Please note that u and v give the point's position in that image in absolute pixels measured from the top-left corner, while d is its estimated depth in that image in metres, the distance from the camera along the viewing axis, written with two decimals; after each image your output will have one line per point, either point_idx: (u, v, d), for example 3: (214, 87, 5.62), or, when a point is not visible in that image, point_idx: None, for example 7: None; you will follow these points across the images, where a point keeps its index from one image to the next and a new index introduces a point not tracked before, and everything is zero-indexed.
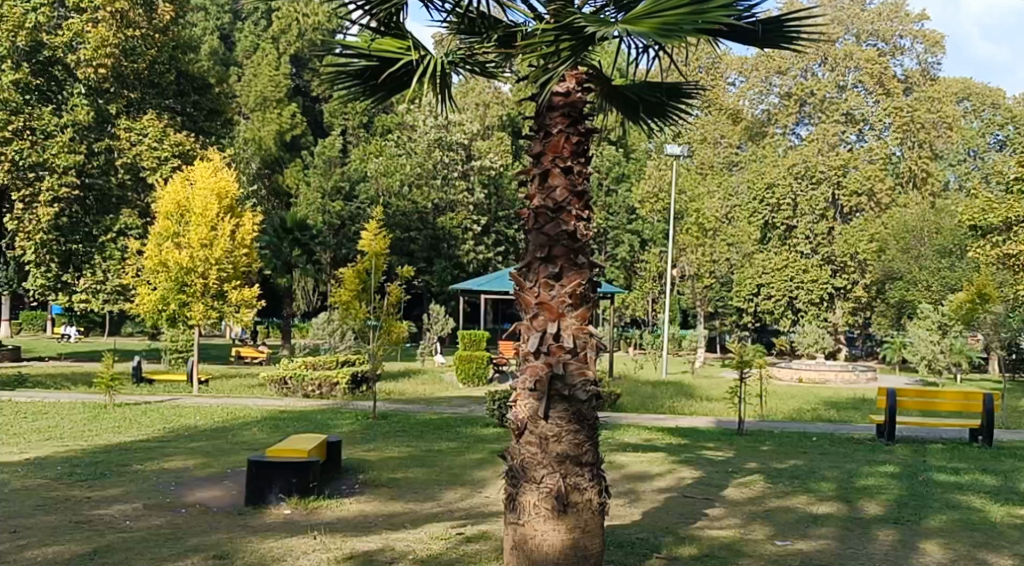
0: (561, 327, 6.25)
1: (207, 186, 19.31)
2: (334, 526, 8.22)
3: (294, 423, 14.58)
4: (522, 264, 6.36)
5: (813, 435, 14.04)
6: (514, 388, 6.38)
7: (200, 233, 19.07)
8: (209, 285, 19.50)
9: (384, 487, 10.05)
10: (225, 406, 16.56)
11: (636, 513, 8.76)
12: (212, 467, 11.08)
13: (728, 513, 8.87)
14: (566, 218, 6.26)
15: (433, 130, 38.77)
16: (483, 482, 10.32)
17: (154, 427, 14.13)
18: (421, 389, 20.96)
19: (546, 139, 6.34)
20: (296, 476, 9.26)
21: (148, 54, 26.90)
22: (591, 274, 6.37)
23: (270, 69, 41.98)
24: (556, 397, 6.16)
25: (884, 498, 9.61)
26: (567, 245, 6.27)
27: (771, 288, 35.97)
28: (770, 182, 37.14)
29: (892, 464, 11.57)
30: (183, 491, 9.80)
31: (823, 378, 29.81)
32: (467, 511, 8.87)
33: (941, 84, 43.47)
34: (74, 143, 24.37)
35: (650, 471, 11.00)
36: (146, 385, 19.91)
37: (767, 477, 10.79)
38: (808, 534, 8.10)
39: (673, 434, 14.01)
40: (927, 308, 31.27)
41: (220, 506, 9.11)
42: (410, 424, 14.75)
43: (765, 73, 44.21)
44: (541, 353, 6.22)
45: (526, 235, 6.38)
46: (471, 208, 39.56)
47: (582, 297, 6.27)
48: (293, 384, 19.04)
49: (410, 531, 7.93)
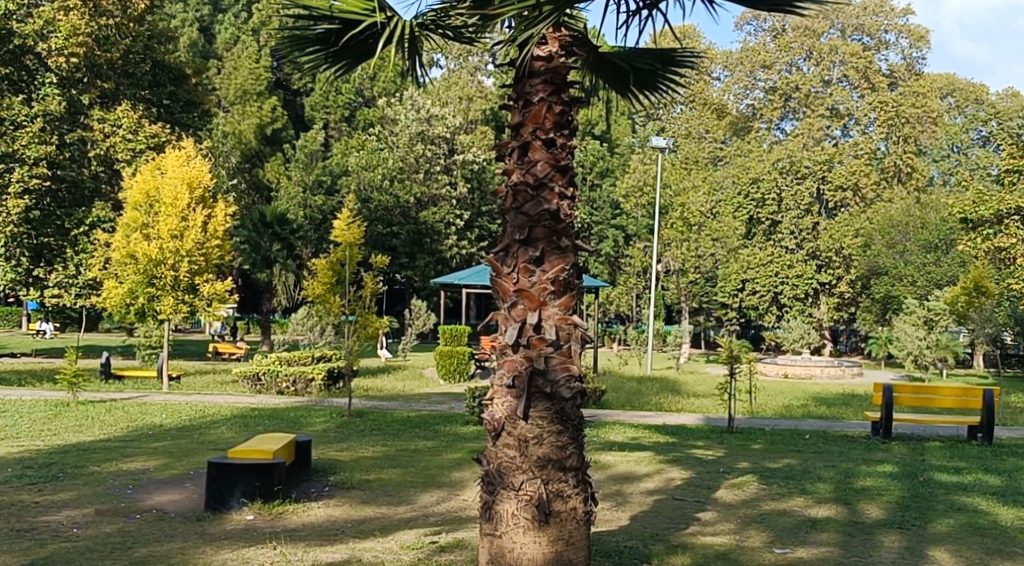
0: (543, 317, 5.64)
1: (178, 175, 18.66)
2: (297, 534, 7.59)
3: (267, 421, 13.96)
4: (498, 248, 5.76)
5: (806, 433, 13.53)
6: (490, 386, 5.79)
7: (170, 223, 18.38)
8: (179, 278, 18.78)
9: (355, 489, 9.44)
10: (195, 403, 15.91)
11: (623, 517, 8.18)
12: (174, 469, 10.44)
13: (722, 518, 8.31)
14: (547, 196, 5.68)
15: (415, 124, 38.13)
16: (462, 484, 9.73)
17: (117, 426, 13.43)
18: (401, 386, 20.35)
19: (525, 109, 5.75)
20: (260, 480, 8.66)
21: (120, 44, 26.29)
22: (576, 258, 5.79)
23: (250, 61, 41.20)
24: (536, 395, 5.57)
25: (885, 501, 9.07)
26: (549, 227, 5.67)
27: (756, 283, 35.09)
28: (754, 176, 36.53)
29: (890, 463, 11.05)
30: (139, 495, 9.16)
31: (808, 373, 29.32)
32: (443, 516, 8.29)
33: (926, 78, 43.05)
34: (45, 134, 23.44)
35: (637, 471, 10.43)
36: (114, 382, 19.18)
37: (760, 477, 10.25)
38: (808, 541, 7.55)
39: (660, 432, 13.47)
40: (913, 304, 30.79)
41: (178, 512, 8.49)
42: (387, 422, 14.15)
43: (750, 68, 43.77)
44: (519, 347, 5.63)
45: (504, 214, 5.78)
46: (454, 202, 38.82)
47: (565, 284, 5.68)
48: (267, 380, 18.39)
49: (380, 540, 7.31)
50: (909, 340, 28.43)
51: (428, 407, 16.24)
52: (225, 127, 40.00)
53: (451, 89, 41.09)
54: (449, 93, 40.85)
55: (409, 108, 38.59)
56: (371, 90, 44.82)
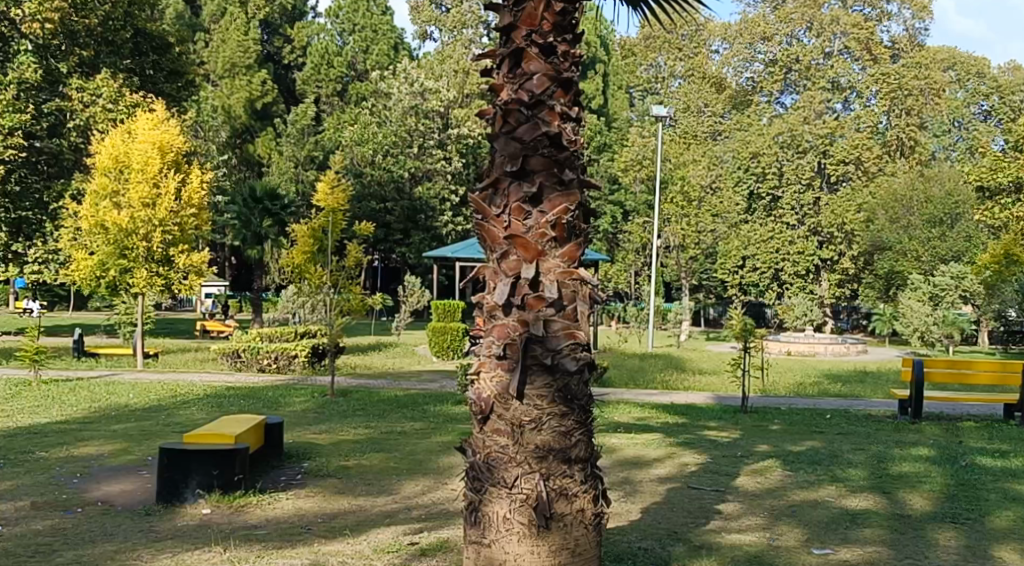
0: (541, 271, 4.52)
1: (149, 139, 17.59)
2: (254, 533, 6.50)
3: (242, 400, 12.89)
4: (486, 183, 4.64)
5: (827, 412, 12.44)
6: (474, 359, 4.68)
7: (141, 190, 17.27)
8: (152, 249, 17.71)
9: (330, 478, 8.36)
10: (167, 381, 14.85)
11: (634, 511, 7.12)
12: (130, 454, 9.37)
13: (747, 511, 7.25)
14: (547, 116, 4.57)
15: (409, 97, 36.78)
16: (451, 471, 8.66)
17: (78, 407, 12.33)
18: (392, 364, 19.28)
19: (517, 8, 4.64)
20: (218, 468, 7.55)
21: (101, 9, 24.78)
22: (582, 197, 4.68)
23: (239, 34, 40.04)
24: (533, 366, 4.47)
25: (928, 490, 8.03)
26: (548, 155, 4.56)
27: (756, 260, 34.00)
28: (754, 150, 35.36)
29: (926, 446, 9.99)
30: (86, 485, 8.10)
31: (812, 350, 28.31)
32: (428, 509, 7.24)
33: (930, 50, 41.83)
34: (19, 101, 21.54)
35: (645, 456, 9.37)
36: (87, 359, 18.09)
37: (784, 462, 9.18)
38: (851, 538, 6.50)
39: (668, 412, 12.40)
40: (917, 278, 29.74)
41: (125, 505, 7.42)
42: (373, 401, 13.09)
43: (750, 39, 42.31)
44: (513, 308, 4.53)
45: (492, 140, 4.66)
46: (449, 177, 37.20)
47: (569, 229, 4.57)
48: (247, 357, 17.27)
49: (350, 541, 6.24)
50: (915, 316, 27.65)
51: (418, 386, 15.23)
52: (214, 102, 38.69)
53: (446, 62, 39.59)
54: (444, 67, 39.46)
55: (403, 82, 37.31)
56: (364, 63, 43.72)
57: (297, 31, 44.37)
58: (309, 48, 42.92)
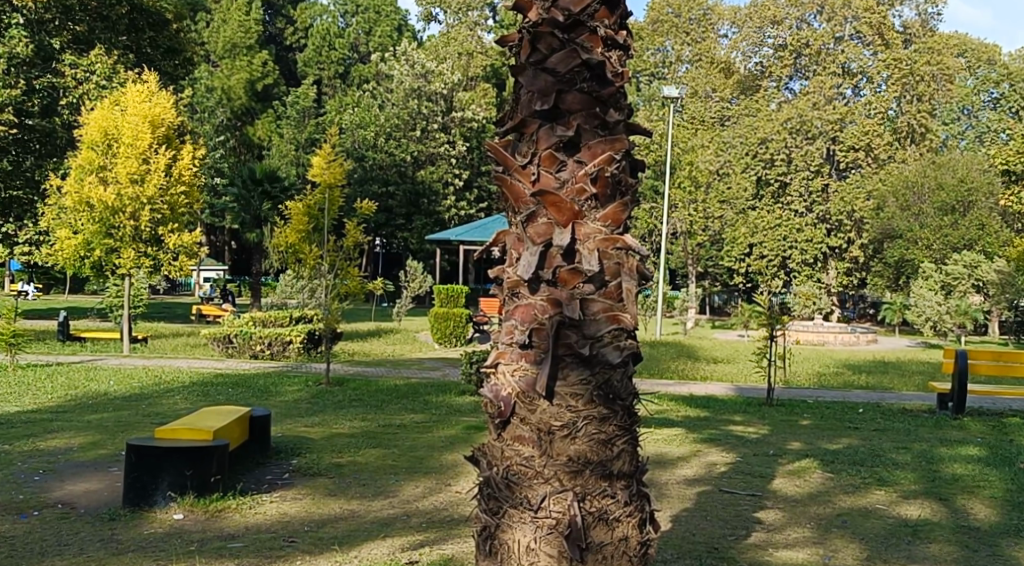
0: (579, 237, 3.66)
1: (138, 112, 16.69)
2: (228, 546, 5.64)
3: (228, 389, 12.03)
4: (509, 127, 3.80)
5: (859, 406, 11.55)
6: (491, 347, 3.81)
7: (128, 164, 16.35)
8: (140, 228, 16.88)
9: (321, 477, 7.50)
10: (152, 367, 14.02)
11: (663, 520, 6.27)
12: (103, 448, 8.52)
13: (790, 520, 6.40)
14: (587, 42, 3.73)
15: (411, 79, 35.96)
16: (457, 470, 7.79)
17: (53, 394, 11.49)
18: (391, 351, 18.45)
19: None
20: (192, 468, 6.68)
21: None
22: (629, 145, 3.82)
23: (240, 14, 39.02)
24: (566, 358, 3.60)
25: (988, 496, 7.18)
26: (588, 91, 3.71)
27: (764, 247, 32.96)
28: (762, 136, 34.18)
29: (975, 445, 9.13)
30: (48, 484, 7.23)
31: (821, 339, 27.37)
32: (429, 516, 6.38)
33: (943, 35, 40.52)
34: (9, 77, 20.48)
35: (669, 454, 8.52)
36: (72, 344, 17.25)
37: (821, 463, 8.31)
38: (918, 556, 5.64)
39: (688, 405, 11.53)
40: (928, 266, 28.50)
41: (87, 509, 6.57)
42: (369, 391, 12.23)
43: (759, 24, 41.74)
44: (541, 284, 3.67)
45: (517, 73, 3.80)
46: (453, 161, 36.07)
47: (614, 183, 3.71)
48: (238, 342, 16.44)
49: (337, 559, 5.38)
50: (926, 304, 26.73)
51: (418, 374, 14.38)
52: (212, 82, 37.49)
53: (450, 44, 38.73)
54: (448, 48, 38.50)
55: (404, 64, 36.49)
56: (366, 45, 42.88)
57: (300, 12, 43.41)
58: (310, 29, 41.99)
